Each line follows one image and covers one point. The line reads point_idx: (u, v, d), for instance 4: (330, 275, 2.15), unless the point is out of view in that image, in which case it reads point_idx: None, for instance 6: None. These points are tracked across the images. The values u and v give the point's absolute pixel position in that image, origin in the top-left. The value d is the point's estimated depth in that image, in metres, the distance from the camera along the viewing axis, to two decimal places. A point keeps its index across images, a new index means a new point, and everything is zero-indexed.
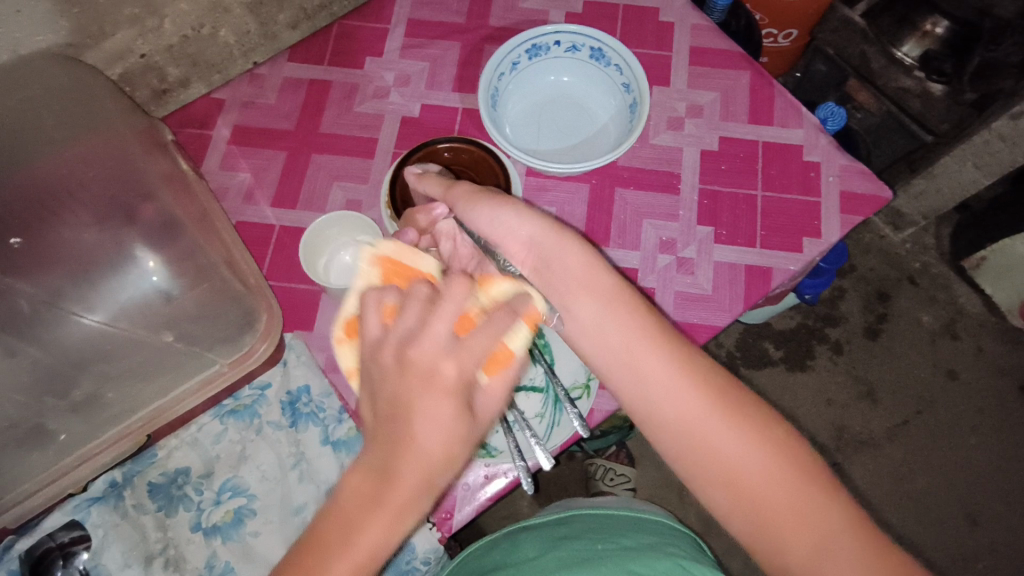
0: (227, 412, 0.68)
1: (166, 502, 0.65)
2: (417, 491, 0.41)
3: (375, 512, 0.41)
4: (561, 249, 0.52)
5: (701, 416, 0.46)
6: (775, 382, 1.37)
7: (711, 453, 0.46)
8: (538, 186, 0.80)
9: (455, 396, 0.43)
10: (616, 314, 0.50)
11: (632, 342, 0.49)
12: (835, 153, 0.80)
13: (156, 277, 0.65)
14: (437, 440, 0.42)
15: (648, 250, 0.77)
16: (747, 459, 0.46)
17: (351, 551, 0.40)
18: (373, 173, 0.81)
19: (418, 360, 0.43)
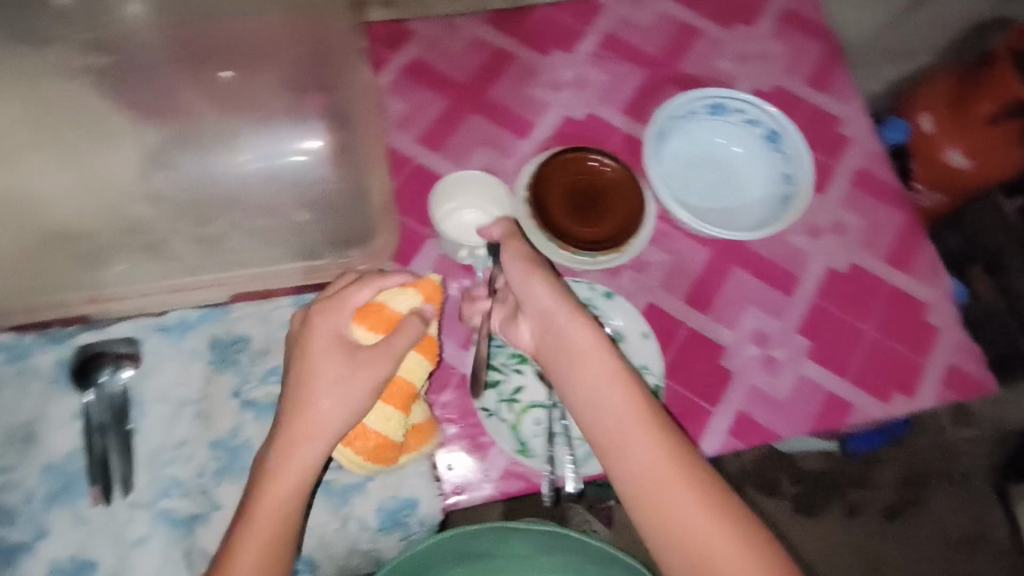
0: (303, 306, 0.69)
1: (220, 360, 0.67)
2: (320, 434, 0.55)
3: (282, 441, 0.56)
4: (563, 313, 0.60)
5: (643, 446, 0.55)
6: (777, 516, 1.33)
7: (649, 484, 0.54)
8: (665, 233, 0.80)
9: (342, 359, 0.56)
10: (604, 363, 0.58)
11: (621, 414, 0.56)
12: (956, 327, 0.79)
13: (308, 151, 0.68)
14: (313, 416, 0.55)
15: (741, 335, 0.77)
16: (673, 490, 0.54)
17: (263, 502, 0.54)
18: (518, 153, 0.83)
19: (320, 355, 0.56)
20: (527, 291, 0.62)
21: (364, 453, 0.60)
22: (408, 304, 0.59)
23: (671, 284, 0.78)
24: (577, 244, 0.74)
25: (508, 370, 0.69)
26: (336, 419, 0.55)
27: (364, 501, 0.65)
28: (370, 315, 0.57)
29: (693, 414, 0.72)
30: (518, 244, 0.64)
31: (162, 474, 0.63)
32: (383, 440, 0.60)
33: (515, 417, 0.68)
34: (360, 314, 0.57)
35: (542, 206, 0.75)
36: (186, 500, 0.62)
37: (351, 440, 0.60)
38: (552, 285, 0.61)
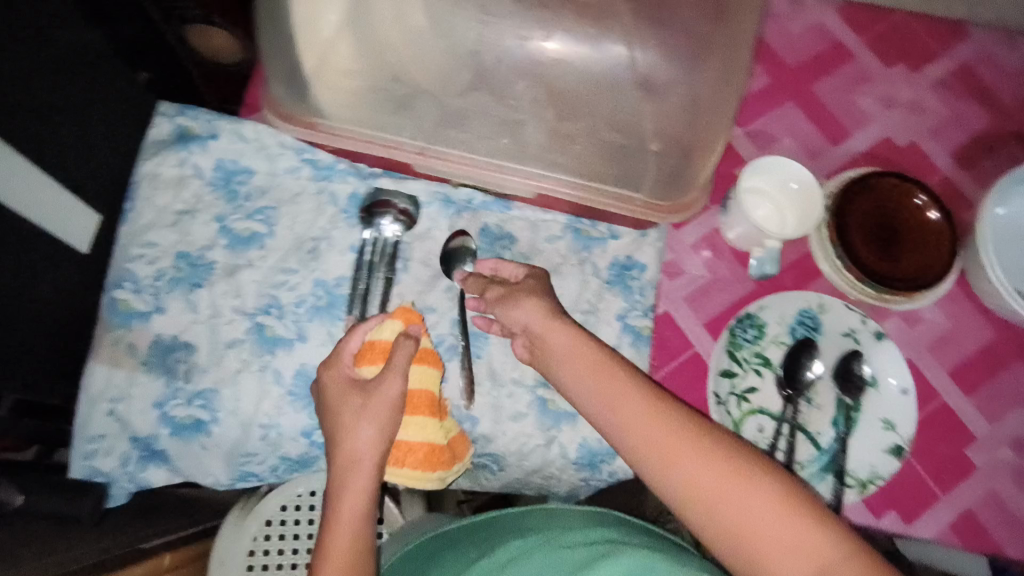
0: (574, 229, 0.71)
1: (485, 248, 0.69)
2: (360, 461, 0.51)
3: (342, 466, 0.52)
4: (584, 344, 0.53)
5: (687, 455, 0.44)
6: None
7: (710, 509, 0.42)
8: (953, 296, 0.72)
9: (356, 400, 0.54)
10: (639, 401, 0.48)
11: (665, 439, 0.45)
12: None
13: None
14: (359, 437, 0.52)
15: (1000, 433, 0.69)
16: (752, 502, 0.41)
17: (340, 509, 0.50)
18: (824, 157, 0.76)
19: (335, 406, 0.54)
20: (567, 377, 0.53)
21: (418, 466, 0.58)
22: (391, 331, 0.59)
23: (941, 351, 0.71)
24: (864, 272, 0.67)
25: (749, 367, 0.66)
26: (376, 449, 0.52)
27: (569, 431, 0.66)
28: (362, 357, 0.57)
29: (918, 491, 0.66)
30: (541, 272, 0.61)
31: None
32: (431, 447, 0.58)
33: (740, 415, 0.65)
34: (354, 359, 0.58)
35: (846, 219, 0.68)
36: None
37: (401, 458, 0.57)
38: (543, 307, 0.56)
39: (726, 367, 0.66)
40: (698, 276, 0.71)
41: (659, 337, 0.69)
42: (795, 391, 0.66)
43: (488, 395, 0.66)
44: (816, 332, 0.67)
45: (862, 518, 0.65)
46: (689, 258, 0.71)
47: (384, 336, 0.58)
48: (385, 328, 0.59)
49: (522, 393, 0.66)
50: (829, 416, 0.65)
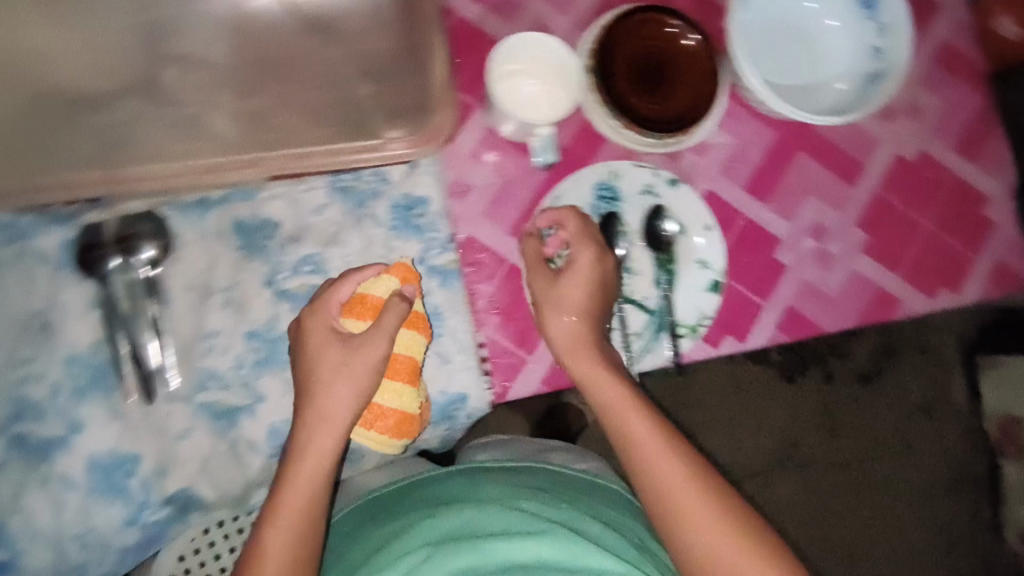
0: (339, 188, 0.63)
1: (247, 245, 0.60)
2: (335, 425, 0.52)
3: (303, 435, 0.53)
4: (586, 363, 0.58)
5: (665, 463, 0.51)
6: None
7: (648, 477, 0.51)
8: (729, 111, 0.72)
9: (337, 357, 0.54)
10: (643, 422, 0.54)
11: (583, 337, 0.59)
12: (1012, 222, 0.76)
13: None
14: (335, 394, 0.53)
15: (799, 226, 0.73)
16: (673, 478, 0.51)
17: (302, 467, 0.51)
18: (574, 9, 0.70)
19: (321, 346, 0.54)
20: (566, 321, 0.60)
21: (388, 432, 0.57)
22: (386, 287, 0.56)
23: (733, 170, 0.72)
24: (640, 124, 0.65)
25: None
26: (348, 409, 0.53)
27: None
28: (349, 307, 0.56)
29: (743, 308, 0.70)
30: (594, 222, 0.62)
31: (199, 366, 0.59)
32: (403, 414, 0.57)
33: None
34: (342, 307, 0.56)
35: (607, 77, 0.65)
36: (226, 393, 0.59)
37: (369, 420, 0.57)
38: (597, 268, 0.60)
39: None
40: (487, 185, 0.66)
41: (471, 262, 0.65)
42: (613, 268, 0.65)
43: None
44: (617, 202, 0.66)
45: (704, 353, 0.67)
46: (471, 170, 0.66)
47: (376, 288, 0.56)
48: (384, 279, 0.57)
49: None
50: (650, 278, 0.66)
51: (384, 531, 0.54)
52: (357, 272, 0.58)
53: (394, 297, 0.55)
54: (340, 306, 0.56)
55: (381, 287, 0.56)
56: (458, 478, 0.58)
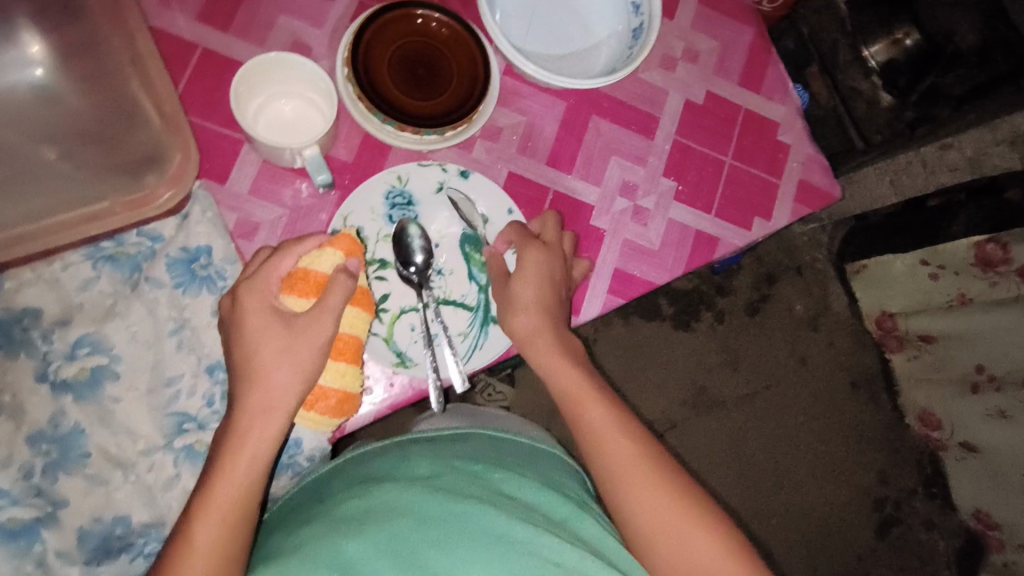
0: (103, 257, 0.57)
1: (5, 343, 0.55)
2: (268, 409, 0.52)
3: (240, 430, 0.52)
4: (546, 344, 0.61)
5: (614, 439, 0.57)
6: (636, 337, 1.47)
7: (603, 452, 0.57)
8: (514, 90, 0.71)
9: (281, 338, 0.52)
10: (591, 400, 0.59)
11: (533, 338, 0.61)
12: (806, 140, 0.79)
13: (38, 64, 0.54)
14: (272, 381, 0.52)
15: (609, 190, 0.73)
16: (632, 460, 0.56)
17: (232, 466, 0.50)
18: (331, 18, 0.68)
19: (254, 320, 0.53)
20: (524, 328, 0.61)
21: (327, 412, 0.56)
22: (330, 263, 0.55)
23: (531, 148, 0.71)
24: (418, 124, 0.63)
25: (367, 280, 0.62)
26: (291, 395, 0.53)
27: None
28: (290, 282, 0.54)
29: None
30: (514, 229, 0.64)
31: None
32: (343, 395, 0.56)
33: (387, 328, 0.62)
34: (286, 281, 0.54)
35: (371, 81, 0.63)
36: (18, 508, 0.54)
37: (310, 402, 0.55)
38: (544, 277, 0.62)
39: None
40: (275, 217, 0.62)
41: None
42: (422, 273, 0.63)
43: (126, 483, 0.56)
44: (412, 206, 0.64)
45: None
46: (254, 206, 0.61)
47: (320, 266, 0.54)
48: (324, 255, 0.54)
49: (162, 457, 0.56)
50: (465, 275, 0.65)
51: (308, 512, 0.55)
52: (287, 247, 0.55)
53: (340, 278, 0.54)
54: (298, 297, 0.54)
55: (327, 266, 0.55)
56: (392, 455, 0.61)
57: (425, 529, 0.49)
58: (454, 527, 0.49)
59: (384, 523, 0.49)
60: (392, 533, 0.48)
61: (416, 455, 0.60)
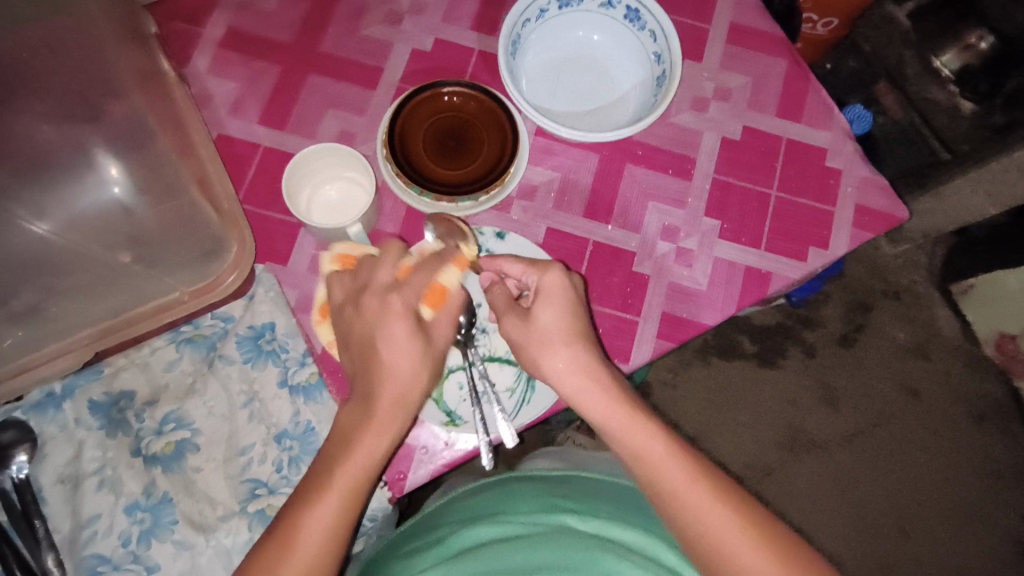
0: (184, 339, 0.65)
1: (105, 423, 0.62)
2: (396, 410, 0.55)
3: (368, 427, 0.55)
4: (582, 377, 0.59)
5: (666, 466, 0.55)
6: (721, 378, 1.40)
7: (655, 479, 0.55)
8: (545, 149, 0.74)
9: (418, 344, 0.56)
10: (637, 427, 0.57)
11: (580, 368, 0.58)
12: (858, 163, 0.76)
13: (117, 187, 0.60)
14: (400, 380, 0.55)
15: (648, 235, 0.73)
16: (687, 487, 0.54)
17: (350, 463, 0.53)
18: (373, 105, 0.74)
19: (394, 322, 0.56)
20: (560, 366, 0.59)
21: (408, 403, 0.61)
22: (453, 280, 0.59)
23: (566, 202, 0.73)
24: (452, 193, 0.68)
25: None
26: (410, 391, 0.56)
27: None
28: (428, 292, 0.58)
29: (615, 330, 0.70)
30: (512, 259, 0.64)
31: (86, 555, 0.59)
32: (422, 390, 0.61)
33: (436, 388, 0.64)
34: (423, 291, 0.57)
35: (407, 159, 0.68)
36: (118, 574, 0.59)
37: None
38: (566, 310, 0.60)
39: None
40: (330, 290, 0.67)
41: (334, 368, 0.65)
42: (464, 333, 0.65)
43: (208, 547, 0.60)
44: None
45: None
46: (312, 282, 0.68)
47: (446, 279, 0.58)
48: (451, 271, 0.59)
49: (237, 522, 0.61)
50: None
51: (414, 542, 0.62)
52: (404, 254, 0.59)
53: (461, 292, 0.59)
54: (428, 303, 0.58)
55: (455, 284, 0.59)
56: (492, 488, 0.67)
57: (523, 560, 0.53)
58: (554, 555, 0.53)
59: (489, 552, 0.55)
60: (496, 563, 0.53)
61: (515, 489, 0.65)
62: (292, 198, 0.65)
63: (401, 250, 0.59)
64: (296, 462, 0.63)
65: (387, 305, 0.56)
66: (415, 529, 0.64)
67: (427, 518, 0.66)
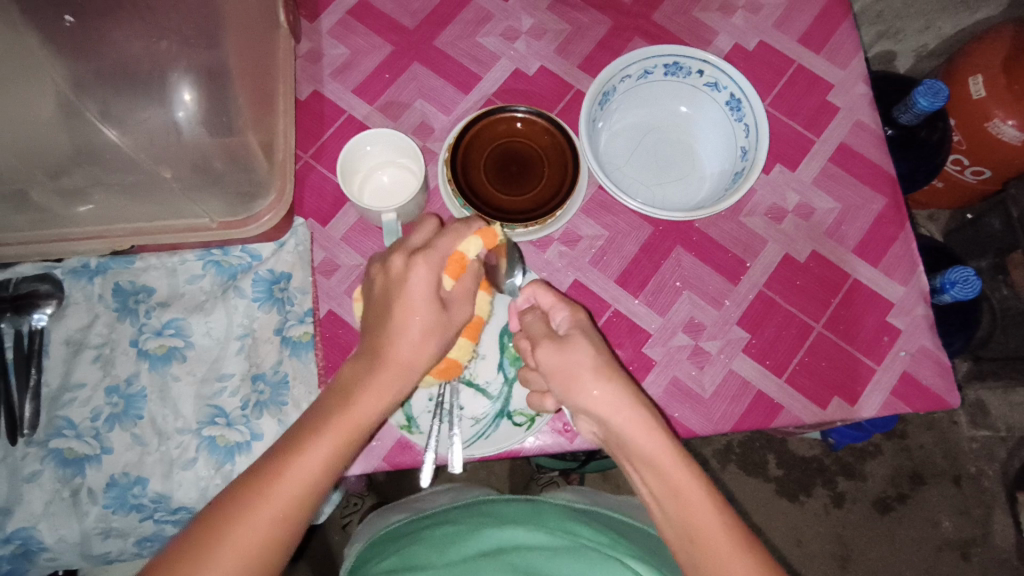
0: (212, 260, 0.69)
1: (120, 307, 0.68)
2: (401, 371, 0.48)
3: (371, 384, 0.48)
4: (627, 410, 0.52)
5: (693, 499, 0.49)
6: (735, 489, 1.31)
7: (685, 523, 0.49)
8: (602, 204, 0.73)
9: (436, 310, 0.49)
10: (670, 458, 0.50)
11: (615, 402, 0.52)
12: (924, 330, 0.70)
13: (183, 113, 0.56)
14: (411, 346, 0.48)
15: (672, 321, 0.70)
16: (712, 529, 0.48)
17: (345, 416, 0.46)
18: (459, 108, 0.76)
19: (411, 295, 0.49)
20: (597, 396, 0.52)
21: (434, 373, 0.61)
22: (473, 245, 0.52)
23: (603, 262, 0.72)
24: (493, 215, 0.68)
25: None
26: (428, 351, 0.49)
27: (249, 461, 0.64)
28: (450, 262, 0.51)
29: None
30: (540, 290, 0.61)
31: (59, 416, 0.65)
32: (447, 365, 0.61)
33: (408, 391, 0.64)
34: (444, 260, 0.51)
35: (465, 170, 0.69)
36: (78, 442, 0.65)
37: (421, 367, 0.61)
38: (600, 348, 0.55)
39: None
40: (354, 265, 0.70)
41: (329, 335, 0.67)
42: None
43: (157, 451, 0.65)
44: None
45: (556, 444, 0.67)
46: (341, 251, 0.70)
47: (468, 248, 0.52)
48: (476, 241, 0.52)
49: (189, 439, 0.65)
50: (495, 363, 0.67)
51: (440, 530, 0.63)
52: (438, 229, 0.53)
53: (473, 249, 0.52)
54: (450, 278, 0.51)
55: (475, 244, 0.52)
56: (519, 504, 0.68)
57: (548, 567, 0.55)
58: (549, 561, 0.56)
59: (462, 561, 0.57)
60: (525, 563, 0.55)
61: (542, 509, 0.67)
62: (346, 177, 0.68)
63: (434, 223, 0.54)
64: (259, 407, 0.66)
65: (409, 264, 0.49)
66: (439, 520, 0.67)
67: (446, 514, 0.69)
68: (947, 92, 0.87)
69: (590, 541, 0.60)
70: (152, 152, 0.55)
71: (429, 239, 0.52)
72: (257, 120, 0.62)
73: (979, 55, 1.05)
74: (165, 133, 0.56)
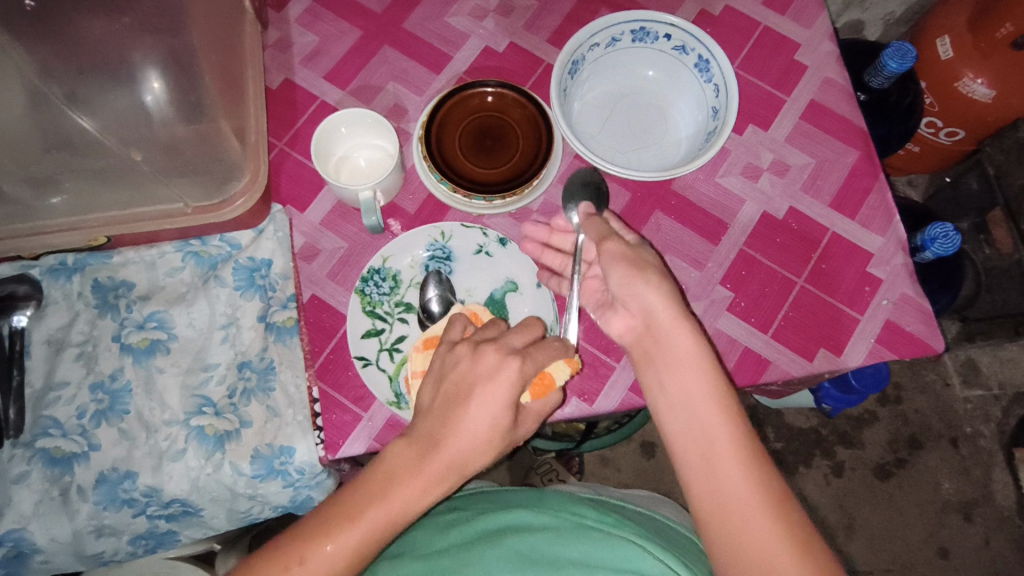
0: (191, 252, 0.69)
1: (100, 303, 0.68)
2: (447, 472, 0.47)
3: (416, 479, 0.46)
4: (671, 316, 0.52)
5: (725, 466, 0.46)
6: None
7: (712, 489, 0.46)
8: None
9: (506, 416, 0.49)
10: (702, 382, 0.49)
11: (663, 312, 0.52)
12: (905, 278, 0.71)
13: (150, 96, 0.58)
14: (475, 449, 0.47)
15: None
16: (730, 461, 0.46)
17: (379, 507, 0.45)
18: (430, 88, 0.77)
19: (485, 404, 0.48)
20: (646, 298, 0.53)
21: None
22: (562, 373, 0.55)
23: None
24: (471, 188, 0.68)
25: (390, 319, 0.66)
26: (478, 456, 0.48)
27: (238, 448, 0.63)
28: (536, 381, 0.54)
29: (595, 370, 0.68)
30: (598, 220, 0.60)
31: (43, 415, 0.64)
32: None
33: (395, 367, 0.64)
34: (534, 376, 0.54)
35: (439, 146, 0.69)
36: (64, 441, 0.64)
37: None
38: (666, 286, 0.53)
39: (369, 328, 0.65)
40: (335, 249, 0.70)
41: (313, 321, 0.67)
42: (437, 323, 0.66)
43: (145, 444, 0.64)
44: (449, 261, 0.68)
45: (546, 415, 0.66)
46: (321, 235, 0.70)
47: (557, 373, 0.55)
48: (565, 368, 0.55)
49: (177, 430, 0.64)
50: None
51: (446, 517, 0.63)
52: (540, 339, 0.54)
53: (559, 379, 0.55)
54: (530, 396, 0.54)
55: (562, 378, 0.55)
56: (525, 493, 0.67)
57: (556, 552, 0.54)
58: (557, 542, 0.55)
59: (462, 547, 0.56)
60: (527, 546, 0.54)
61: (548, 496, 0.66)
62: (320, 158, 0.68)
63: (539, 331, 0.54)
64: (247, 394, 0.65)
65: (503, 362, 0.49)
66: (447, 507, 0.67)
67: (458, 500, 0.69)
68: (915, 51, 0.87)
69: (597, 522, 0.59)
70: (119, 134, 0.57)
71: (527, 345, 0.52)
72: (228, 104, 0.62)
73: (944, 15, 1.06)
74: (133, 116, 0.57)
